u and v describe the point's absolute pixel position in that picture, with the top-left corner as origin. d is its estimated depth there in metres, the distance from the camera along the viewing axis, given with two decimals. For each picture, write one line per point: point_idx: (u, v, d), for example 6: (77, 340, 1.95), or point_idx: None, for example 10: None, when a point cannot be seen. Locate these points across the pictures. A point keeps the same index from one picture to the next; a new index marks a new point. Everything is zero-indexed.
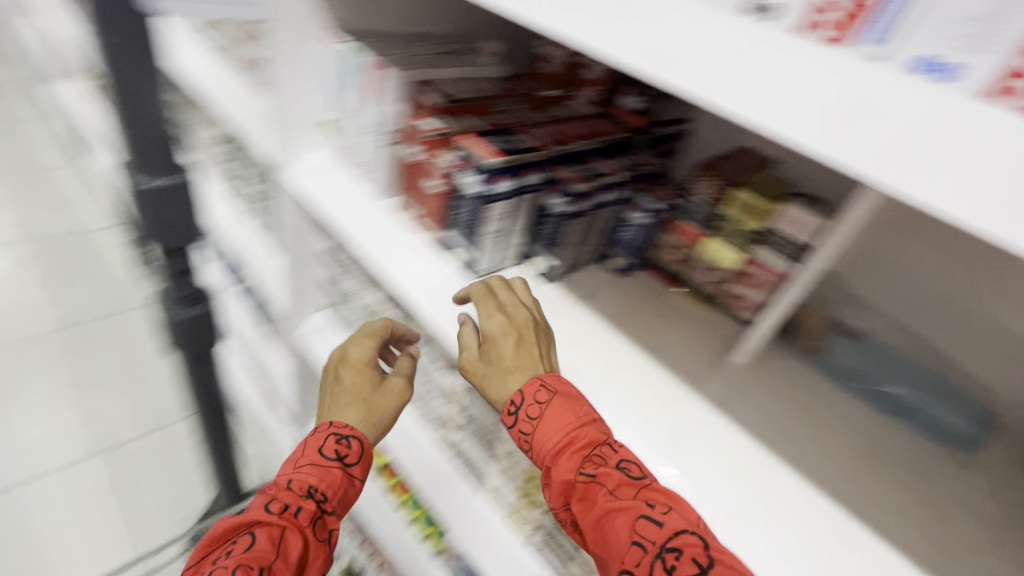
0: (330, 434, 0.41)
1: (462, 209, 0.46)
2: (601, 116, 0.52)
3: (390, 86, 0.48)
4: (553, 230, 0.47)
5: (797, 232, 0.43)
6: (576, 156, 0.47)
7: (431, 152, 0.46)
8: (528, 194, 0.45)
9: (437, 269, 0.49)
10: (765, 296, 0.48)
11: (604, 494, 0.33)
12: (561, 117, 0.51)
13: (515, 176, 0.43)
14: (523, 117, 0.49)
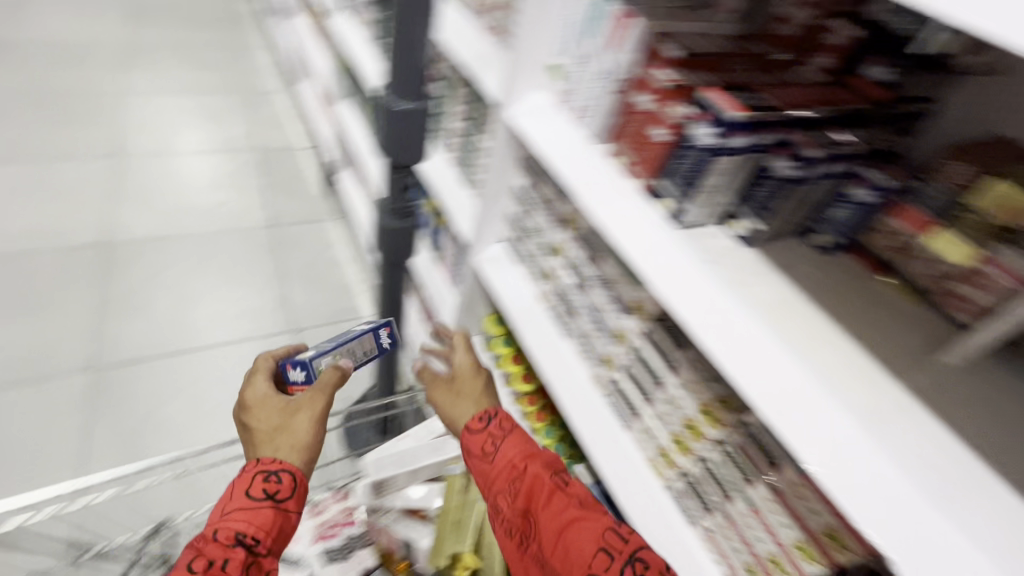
0: (256, 473, 0.83)
1: (677, 163, 0.80)
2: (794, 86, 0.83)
3: (631, 31, 0.85)
4: (686, 169, 0.79)
5: (710, 190, 0.80)
6: (740, 92, 0.76)
7: (667, 103, 0.80)
8: (742, 158, 0.76)
9: (585, 180, 0.93)
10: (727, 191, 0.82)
11: (568, 504, 0.86)
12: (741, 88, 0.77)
13: (719, 165, 0.76)
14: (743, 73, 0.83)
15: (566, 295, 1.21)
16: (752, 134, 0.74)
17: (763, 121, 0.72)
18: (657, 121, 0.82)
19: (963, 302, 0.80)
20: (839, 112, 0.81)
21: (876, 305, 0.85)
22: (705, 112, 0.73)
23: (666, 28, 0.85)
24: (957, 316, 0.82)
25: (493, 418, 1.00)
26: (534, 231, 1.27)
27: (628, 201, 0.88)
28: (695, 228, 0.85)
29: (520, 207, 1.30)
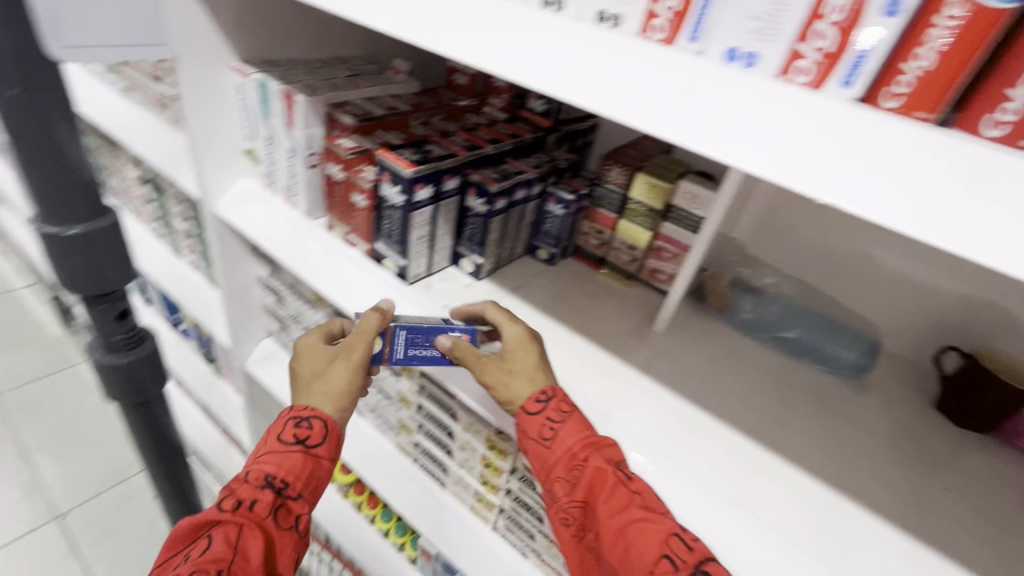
0: (295, 418, 0.70)
1: (386, 223, 0.81)
2: (474, 132, 0.91)
3: (301, 108, 0.84)
4: (397, 226, 0.80)
5: (424, 242, 0.83)
6: (418, 146, 0.81)
7: (356, 170, 0.82)
8: (443, 197, 0.81)
9: (311, 254, 0.90)
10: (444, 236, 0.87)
11: (634, 505, 0.60)
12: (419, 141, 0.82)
13: (422, 211, 0.79)
14: (432, 130, 0.89)
15: None
16: (442, 179, 0.79)
17: (442, 167, 0.78)
18: (355, 188, 0.83)
19: (661, 273, 0.96)
20: (514, 147, 0.91)
21: (604, 301, 0.96)
22: (388, 169, 0.76)
23: (343, 101, 0.88)
24: (661, 285, 0.97)
25: (555, 398, 0.70)
26: (296, 321, 1.15)
27: (364, 266, 0.87)
28: (423, 280, 0.88)
29: (272, 296, 1.18)
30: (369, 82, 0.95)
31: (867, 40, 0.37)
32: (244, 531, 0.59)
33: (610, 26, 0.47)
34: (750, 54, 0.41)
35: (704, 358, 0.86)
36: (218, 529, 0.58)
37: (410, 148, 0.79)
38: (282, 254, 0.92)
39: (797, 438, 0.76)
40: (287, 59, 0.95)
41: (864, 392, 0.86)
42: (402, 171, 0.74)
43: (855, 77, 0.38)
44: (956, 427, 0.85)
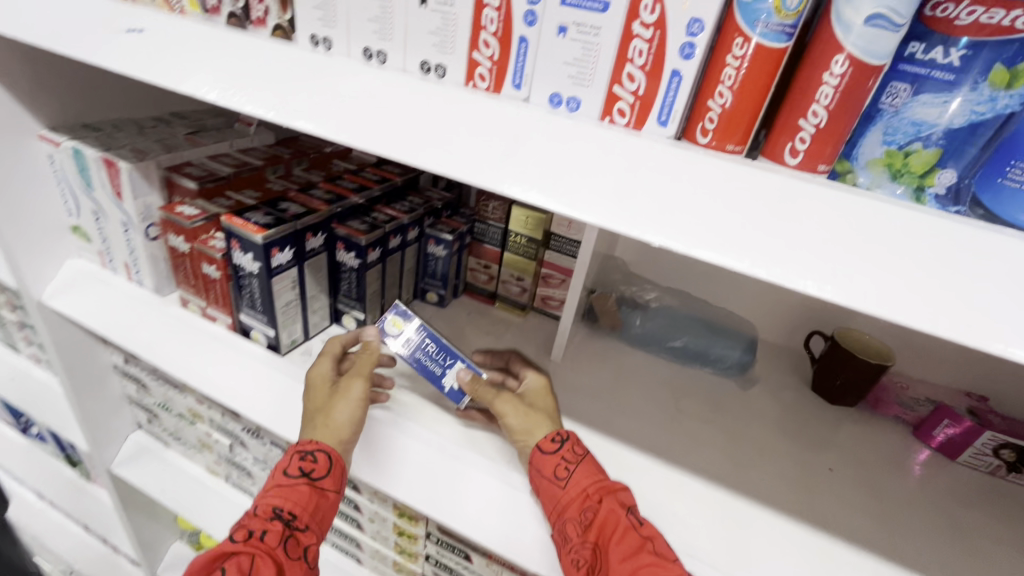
0: (300, 453, 0.64)
1: (246, 292, 0.73)
2: (336, 181, 0.85)
3: (127, 178, 0.73)
4: (258, 296, 0.72)
5: (293, 306, 0.76)
6: (272, 204, 0.74)
7: (200, 239, 0.73)
8: (307, 255, 0.75)
9: (165, 336, 0.79)
10: (317, 295, 0.80)
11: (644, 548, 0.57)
12: (274, 198, 0.76)
13: (284, 278, 0.72)
14: (292, 183, 0.83)
15: (232, 459, 0.99)
16: (302, 238, 0.72)
17: (300, 224, 0.71)
18: (202, 257, 0.74)
19: (553, 300, 0.97)
20: (384, 192, 0.87)
21: (497, 336, 0.94)
22: (235, 237, 0.69)
23: (182, 161, 0.80)
24: (555, 311, 0.98)
25: (569, 440, 0.66)
26: (164, 408, 1.01)
27: (229, 342, 0.78)
28: (300, 347, 0.80)
29: (132, 385, 1.03)
30: (212, 139, 0.86)
31: (672, 81, 0.38)
32: (256, 559, 0.56)
33: (435, 78, 0.45)
34: (572, 98, 0.41)
35: (603, 380, 0.87)
36: (232, 560, 0.56)
37: (263, 209, 0.72)
38: (131, 341, 0.80)
39: (694, 445, 0.78)
40: (110, 122, 0.84)
41: (751, 386, 0.91)
42: (252, 240, 0.67)
43: (668, 117, 0.39)
44: (830, 404, 0.92)
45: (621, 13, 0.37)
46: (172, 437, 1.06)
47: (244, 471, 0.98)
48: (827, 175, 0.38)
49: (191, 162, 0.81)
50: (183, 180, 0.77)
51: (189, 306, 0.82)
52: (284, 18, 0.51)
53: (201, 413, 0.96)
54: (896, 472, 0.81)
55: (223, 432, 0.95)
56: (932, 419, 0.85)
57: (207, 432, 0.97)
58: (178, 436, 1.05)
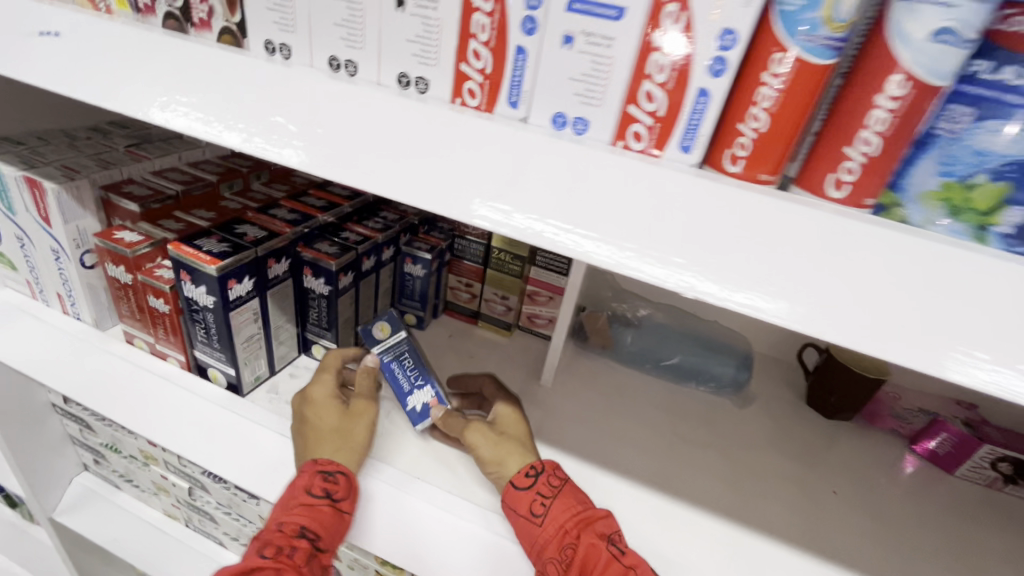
0: (319, 469, 0.53)
1: (200, 327, 0.65)
2: (302, 198, 0.77)
3: (55, 201, 0.64)
4: (215, 332, 0.64)
5: (255, 340, 0.68)
6: (227, 228, 0.65)
7: (145, 269, 0.64)
8: (270, 283, 0.67)
9: (106, 377, 0.70)
10: (282, 326, 0.73)
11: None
12: (230, 220, 0.67)
13: (244, 311, 0.64)
14: (251, 201, 0.75)
15: (191, 503, 0.90)
16: (264, 266, 0.64)
17: (261, 250, 0.63)
18: (147, 290, 0.65)
19: (539, 318, 0.91)
20: (355, 209, 0.80)
21: (483, 360, 0.87)
22: (185, 268, 0.60)
23: (122, 179, 0.70)
24: (542, 330, 0.92)
25: (544, 471, 0.61)
26: (113, 449, 0.91)
27: (182, 381, 0.70)
28: (264, 384, 0.73)
29: (75, 424, 0.92)
30: (157, 152, 0.77)
31: (698, 101, 0.32)
32: None
33: (416, 93, 0.39)
34: (580, 118, 0.35)
35: (595, 405, 0.82)
36: None
37: (217, 234, 0.64)
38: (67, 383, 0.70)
39: (695, 474, 0.74)
40: (35, 134, 0.74)
41: (748, 404, 0.87)
42: (204, 271, 0.59)
43: (691, 141, 0.34)
44: (826, 419, 0.89)
45: (640, 21, 0.31)
46: (124, 479, 0.96)
47: (207, 515, 0.89)
48: (871, 211, 0.33)
49: (133, 179, 0.71)
50: (123, 200, 0.67)
51: (134, 342, 0.73)
52: (231, 20, 0.43)
53: (155, 455, 0.86)
54: (896, 490, 0.79)
55: (180, 475, 0.86)
56: (928, 432, 0.83)
57: (162, 474, 0.88)
58: (130, 478, 0.95)
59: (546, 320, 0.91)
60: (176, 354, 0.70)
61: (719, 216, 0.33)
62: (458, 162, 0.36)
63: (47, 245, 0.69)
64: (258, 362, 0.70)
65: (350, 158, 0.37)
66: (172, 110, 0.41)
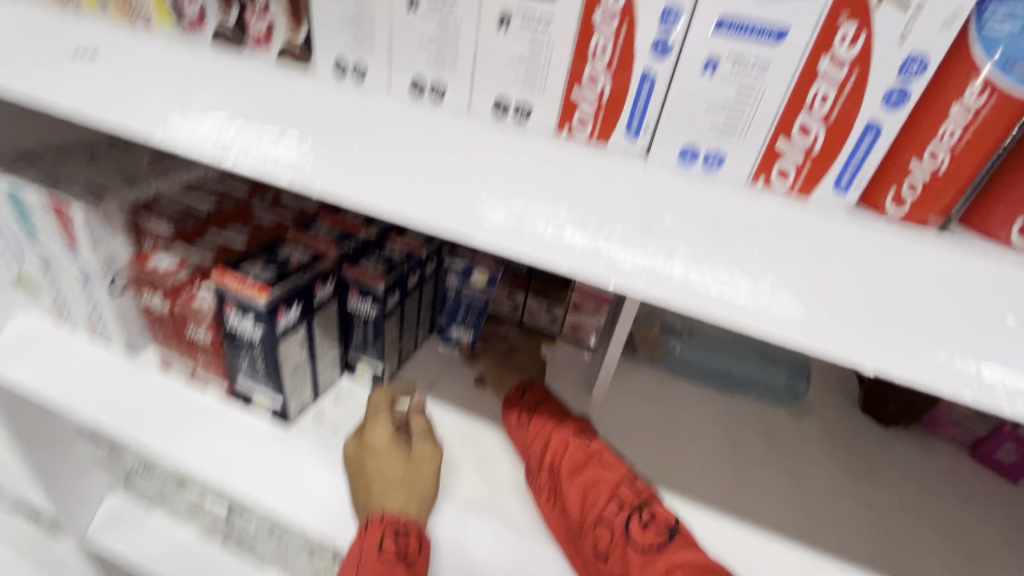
0: (388, 529, 0.53)
1: (245, 357, 0.61)
2: (341, 212, 0.73)
3: (85, 226, 0.59)
4: (260, 364, 0.61)
5: (301, 368, 0.64)
6: (269, 251, 0.61)
7: (184, 298, 0.60)
8: (317, 308, 0.63)
9: (142, 408, 0.66)
10: (326, 350, 0.69)
11: (592, 464, 0.59)
12: (271, 242, 0.63)
13: (291, 339, 0.60)
14: (286, 216, 0.70)
15: (229, 525, 0.87)
16: (312, 290, 0.60)
17: (308, 275, 0.59)
18: (187, 319, 0.61)
19: (583, 329, 0.87)
20: (394, 222, 0.75)
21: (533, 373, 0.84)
22: (228, 298, 0.56)
23: (151, 198, 0.66)
24: (586, 341, 0.88)
25: (530, 390, 0.70)
26: (146, 471, 0.88)
27: (224, 412, 0.66)
28: (310, 411, 0.69)
29: (104, 446, 0.88)
30: (184, 167, 0.73)
31: (863, 137, 0.31)
32: None
33: (515, 123, 0.36)
34: (716, 154, 0.33)
35: (650, 421, 0.79)
36: None
37: (259, 257, 0.59)
38: (100, 414, 0.66)
39: (757, 495, 0.72)
40: (54, 148, 0.69)
41: (803, 415, 0.85)
42: (252, 304, 0.55)
43: (849, 179, 0.32)
44: (883, 427, 0.86)
45: (808, 43, 0.29)
46: (156, 500, 0.93)
47: (246, 538, 0.87)
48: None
49: (164, 197, 0.67)
50: (154, 222, 0.63)
51: (170, 371, 0.69)
52: (298, 38, 0.38)
53: (192, 478, 0.83)
54: (963, 505, 0.76)
55: (218, 499, 0.83)
56: (992, 442, 0.81)
57: (200, 498, 0.85)
58: (162, 498, 0.92)
59: (592, 331, 0.87)
60: (218, 384, 0.66)
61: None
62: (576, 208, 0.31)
63: (73, 270, 0.64)
64: (304, 391, 0.67)
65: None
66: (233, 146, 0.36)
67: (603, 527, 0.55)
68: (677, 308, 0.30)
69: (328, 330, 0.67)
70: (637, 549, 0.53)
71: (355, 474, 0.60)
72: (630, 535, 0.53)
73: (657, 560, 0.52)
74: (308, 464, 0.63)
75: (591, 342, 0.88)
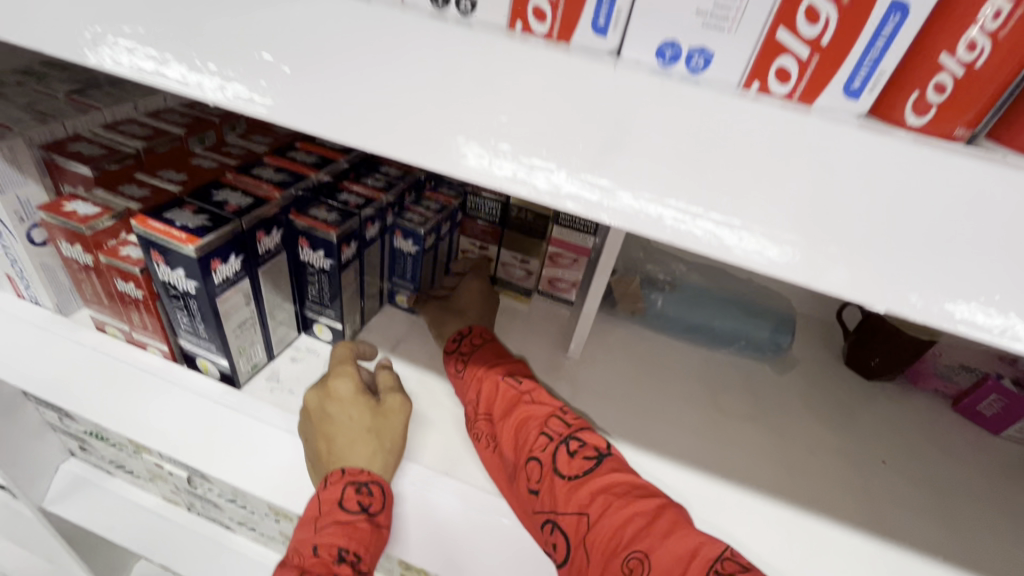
0: (350, 481, 0.49)
1: (183, 314, 0.55)
2: (290, 155, 0.65)
3: None
4: (199, 320, 0.55)
5: (247, 325, 0.59)
6: (203, 195, 0.54)
7: (107, 248, 0.54)
8: (262, 259, 0.57)
9: (75, 372, 0.60)
10: (279, 307, 0.63)
11: (522, 404, 0.57)
12: (206, 185, 0.56)
13: (232, 291, 0.54)
14: (227, 157, 0.63)
15: (193, 491, 0.83)
16: (255, 238, 0.54)
17: (246, 220, 0.52)
18: (113, 273, 0.54)
19: (561, 282, 0.82)
20: (352, 165, 0.68)
21: (511, 327, 0.80)
22: (155, 246, 0.50)
23: (68, 136, 0.58)
24: (565, 295, 0.83)
25: (469, 334, 0.68)
26: (102, 438, 0.82)
27: (167, 374, 0.61)
28: (262, 371, 0.65)
29: (56, 414, 0.83)
30: (108, 101, 0.64)
31: (886, 21, 0.23)
32: None
33: (457, 17, 0.28)
34: (701, 51, 0.25)
35: (631, 377, 0.76)
36: None
37: (192, 202, 0.53)
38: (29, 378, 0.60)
39: (741, 450, 0.70)
40: None
41: (785, 370, 0.82)
42: (181, 249, 0.48)
43: (864, 82, 0.24)
44: (867, 380, 0.84)
45: None
46: (119, 467, 0.88)
47: (211, 502, 0.83)
48: None
49: (82, 136, 0.59)
50: (72, 163, 0.55)
51: (106, 332, 0.63)
52: None
53: (149, 445, 0.78)
54: (943, 457, 0.75)
55: (177, 464, 0.78)
56: (976, 394, 0.78)
57: (158, 463, 0.80)
58: (124, 465, 0.87)
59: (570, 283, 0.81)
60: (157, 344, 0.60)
61: (909, 186, 0.23)
62: (529, 117, 0.25)
63: None
64: (254, 352, 0.62)
65: (381, 116, 0.27)
66: (115, 50, 0.30)
67: (534, 461, 0.53)
68: (660, 240, 0.25)
69: (276, 284, 0.61)
70: (563, 476, 0.51)
71: (314, 427, 0.54)
72: (557, 465, 0.51)
73: (581, 488, 0.49)
74: (261, 426, 0.58)
75: (568, 296, 0.83)
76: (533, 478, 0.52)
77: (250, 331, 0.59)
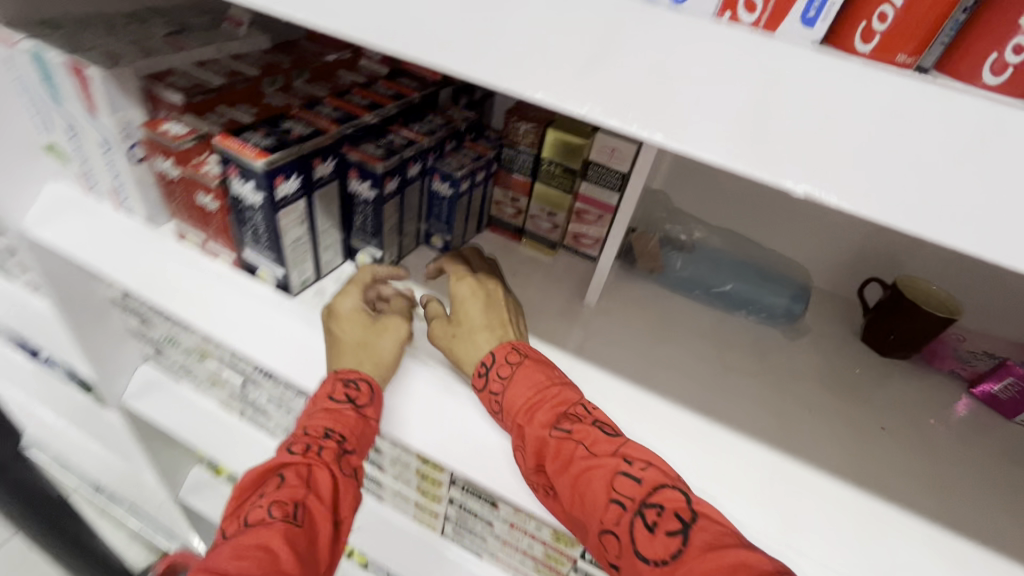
0: (341, 378, 0.58)
1: (248, 226, 0.65)
2: (348, 98, 0.73)
3: (102, 88, 0.62)
4: (261, 232, 0.64)
5: (300, 242, 0.68)
6: (272, 124, 0.63)
7: (192, 165, 0.64)
8: (317, 184, 0.65)
9: (160, 271, 0.71)
10: (330, 231, 0.72)
11: (584, 465, 0.52)
12: (275, 116, 0.65)
13: (290, 209, 0.63)
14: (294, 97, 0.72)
15: (245, 397, 0.94)
16: (312, 164, 0.63)
17: (306, 147, 0.61)
18: (197, 186, 0.65)
19: (586, 238, 0.87)
20: (400, 111, 0.75)
21: (535, 271, 0.86)
22: (230, 161, 0.59)
23: (166, 69, 0.68)
24: (589, 251, 0.88)
25: (495, 365, 0.60)
26: (174, 343, 0.95)
27: (233, 280, 0.71)
28: (311, 287, 0.74)
29: (136, 319, 0.96)
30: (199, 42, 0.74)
31: None
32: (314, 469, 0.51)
33: None
34: None
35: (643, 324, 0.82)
36: (289, 468, 0.51)
37: (262, 128, 0.62)
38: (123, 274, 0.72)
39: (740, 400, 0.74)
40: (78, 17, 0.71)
41: (797, 337, 0.85)
42: (250, 164, 0.57)
43: (818, 12, 0.29)
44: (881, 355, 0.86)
45: None
46: (184, 372, 1.01)
47: (259, 408, 0.94)
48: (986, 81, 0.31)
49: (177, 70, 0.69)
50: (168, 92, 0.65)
51: (185, 241, 0.74)
52: None
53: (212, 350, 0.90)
54: (947, 431, 0.76)
55: (234, 370, 0.90)
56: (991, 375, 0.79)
57: (218, 368, 0.92)
58: (189, 371, 1.00)
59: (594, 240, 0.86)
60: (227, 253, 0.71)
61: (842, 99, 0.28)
62: None
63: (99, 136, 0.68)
64: (305, 267, 0.71)
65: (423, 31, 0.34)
66: None
67: (610, 532, 0.49)
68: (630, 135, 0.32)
69: (327, 209, 0.70)
70: (647, 561, 0.46)
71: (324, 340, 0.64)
72: (637, 543, 0.47)
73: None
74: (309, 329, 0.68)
75: (592, 251, 0.88)
76: (612, 549, 0.49)
77: (303, 247, 0.69)
